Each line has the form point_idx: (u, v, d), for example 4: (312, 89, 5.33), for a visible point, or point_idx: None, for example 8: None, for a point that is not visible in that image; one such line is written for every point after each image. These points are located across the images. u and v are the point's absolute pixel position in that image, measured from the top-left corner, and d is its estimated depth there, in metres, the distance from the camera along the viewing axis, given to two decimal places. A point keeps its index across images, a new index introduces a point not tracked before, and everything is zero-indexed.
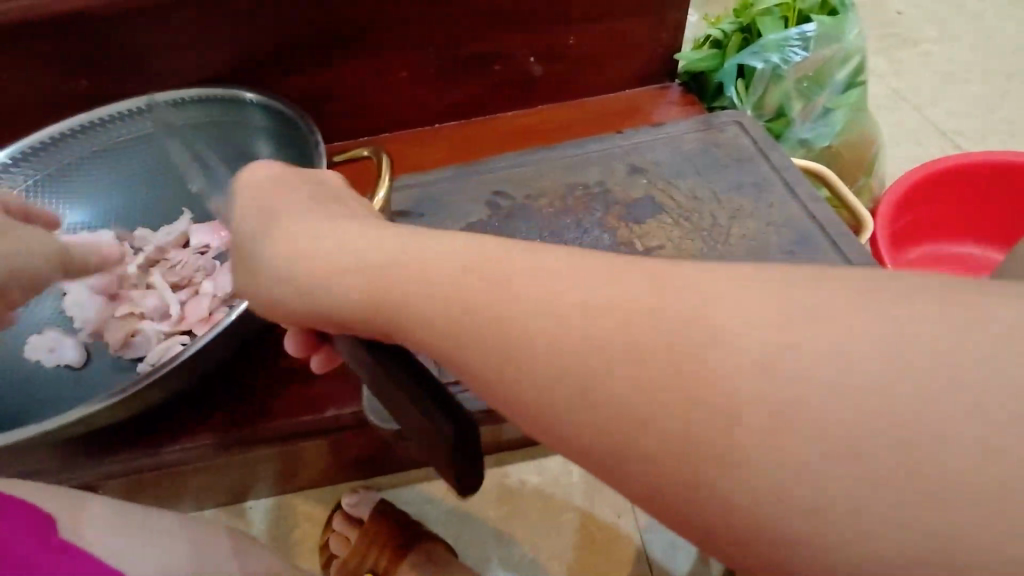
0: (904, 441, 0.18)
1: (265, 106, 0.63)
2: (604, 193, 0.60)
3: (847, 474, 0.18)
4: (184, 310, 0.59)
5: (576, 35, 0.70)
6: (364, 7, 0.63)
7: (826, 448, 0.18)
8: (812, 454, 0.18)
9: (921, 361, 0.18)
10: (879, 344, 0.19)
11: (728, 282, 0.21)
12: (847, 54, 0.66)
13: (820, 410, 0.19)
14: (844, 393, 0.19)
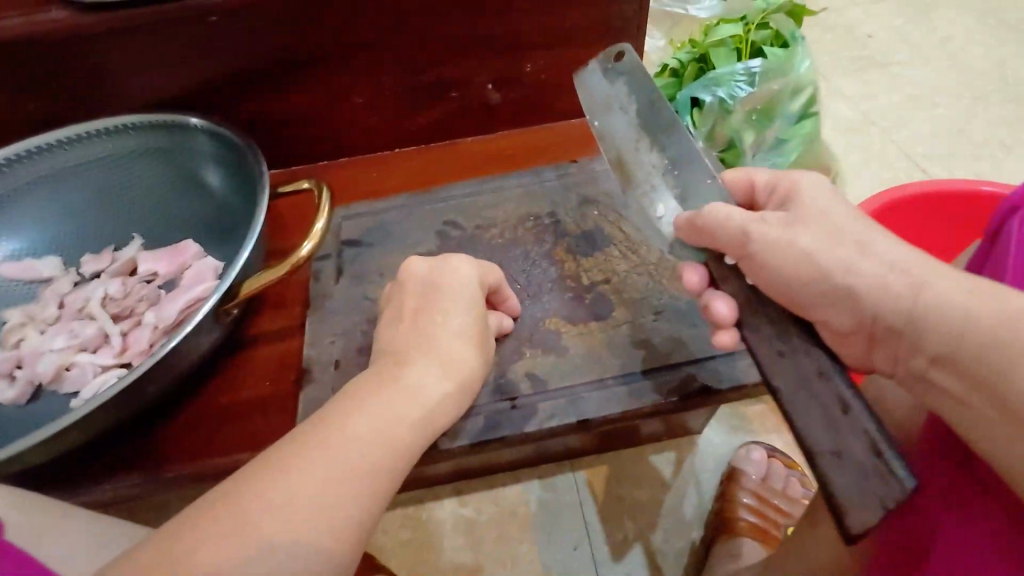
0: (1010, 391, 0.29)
1: (212, 132, 0.62)
2: (550, 227, 0.59)
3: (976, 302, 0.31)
4: (124, 341, 0.58)
5: (533, 61, 0.70)
6: (317, 34, 0.62)
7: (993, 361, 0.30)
8: (985, 340, 0.30)
9: (968, 344, 0.31)
10: (986, 330, 0.30)
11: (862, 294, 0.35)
12: (799, 85, 0.66)
13: (958, 313, 0.31)
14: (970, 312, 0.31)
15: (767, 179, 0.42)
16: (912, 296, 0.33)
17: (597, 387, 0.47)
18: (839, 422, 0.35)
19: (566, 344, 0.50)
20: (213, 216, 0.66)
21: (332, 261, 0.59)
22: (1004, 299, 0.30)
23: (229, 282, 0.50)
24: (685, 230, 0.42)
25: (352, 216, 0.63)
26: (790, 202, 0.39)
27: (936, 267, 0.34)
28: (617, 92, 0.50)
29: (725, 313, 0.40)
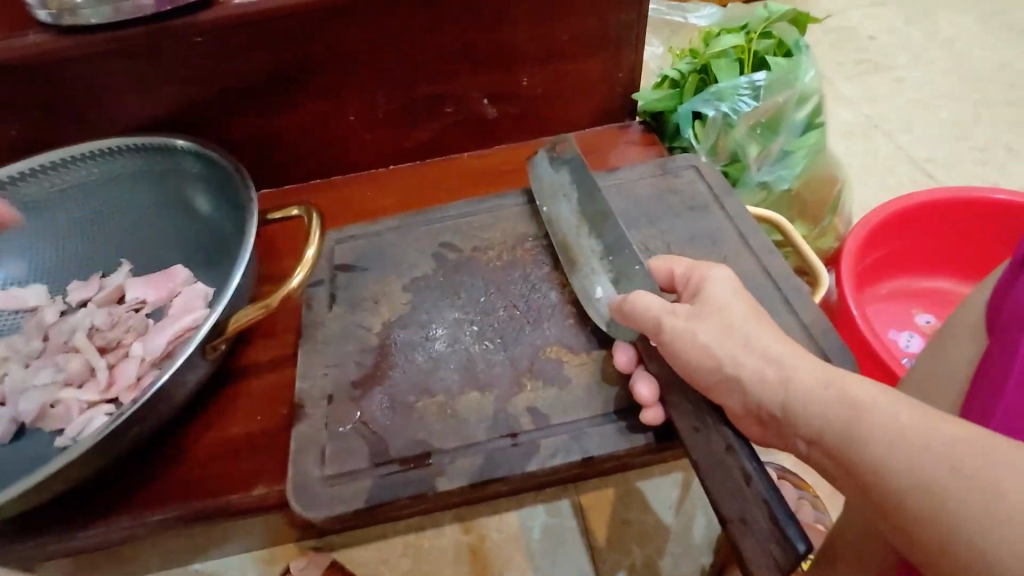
0: (885, 447, 0.32)
1: (198, 152, 0.60)
2: (548, 251, 0.57)
3: (839, 391, 0.35)
4: (111, 376, 0.55)
5: (529, 75, 0.68)
6: (305, 52, 0.61)
7: (870, 432, 0.33)
8: (846, 418, 0.34)
9: (829, 405, 0.35)
10: (840, 400, 0.34)
11: (768, 378, 0.37)
12: (802, 96, 0.64)
13: (835, 391, 0.35)
14: (845, 384, 0.35)
15: (683, 269, 0.46)
16: (784, 388, 0.37)
17: (602, 423, 0.44)
18: (743, 492, 0.38)
19: (569, 375, 0.48)
20: (203, 239, 0.64)
21: (324, 287, 0.57)
22: (858, 381, 0.35)
23: (214, 319, 0.48)
24: (615, 314, 0.46)
25: (344, 238, 0.62)
26: (699, 293, 0.43)
27: (799, 357, 0.38)
28: (567, 182, 0.58)
29: (647, 394, 0.44)
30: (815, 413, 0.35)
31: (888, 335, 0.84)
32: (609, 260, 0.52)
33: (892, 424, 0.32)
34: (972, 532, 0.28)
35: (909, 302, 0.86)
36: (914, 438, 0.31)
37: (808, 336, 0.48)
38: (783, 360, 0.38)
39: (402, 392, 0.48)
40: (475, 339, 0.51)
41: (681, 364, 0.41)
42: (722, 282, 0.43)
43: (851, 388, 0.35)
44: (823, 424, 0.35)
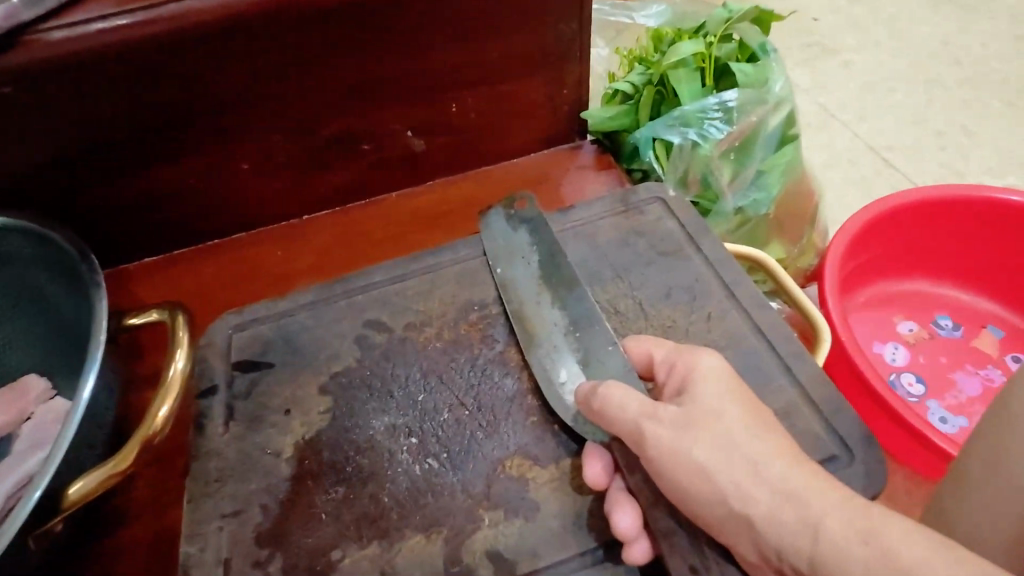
0: None
1: (26, 231, 0.45)
2: (500, 321, 0.46)
3: (875, 538, 0.27)
4: None
5: (460, 101, 0.57)
6: (167, 95, 0.47)
7: None
8: None
9: (868, 560, 0.26)
10: (880, 553, 0.26)
11: (781, 516, 0.29)
12: (774, 108, 0.56)
13: (868, 539, 0.27)
14: (878, 526, 0.27)
15: (661, 353, 0.38)
16: (808, 534, 0.28)
17: (583, 566, 0.35)
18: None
19: (536, 500, 0.37)
20: (57, 338, 0.50)
21: (218, 396, 0.45)
22: (891, 519, 0.27)
23: (40, 493, 0.33)
24: (584, 409, 0.36)
25: (244, 325, 0.48)
26: (686, 389, 0.34)
27: (821, 488, 0.29)
28: (525, 243, 0.48)
29: (629, 527, 0.33)
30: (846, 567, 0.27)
31: (872, 349, 0.78)
32: (575, 335, 0.43)
33: None
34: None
35: (890, 309, 0.81)
36: None
37: (819, 413, 0.40)
38: (797, 490, 0.29)
39: (323, 545, 0.37)
40: (415, 455, 0.40)
41: (670, 487, 0.31)
42: (714, 375, 0.34)
43: (887, 533, 0.27)
44: None
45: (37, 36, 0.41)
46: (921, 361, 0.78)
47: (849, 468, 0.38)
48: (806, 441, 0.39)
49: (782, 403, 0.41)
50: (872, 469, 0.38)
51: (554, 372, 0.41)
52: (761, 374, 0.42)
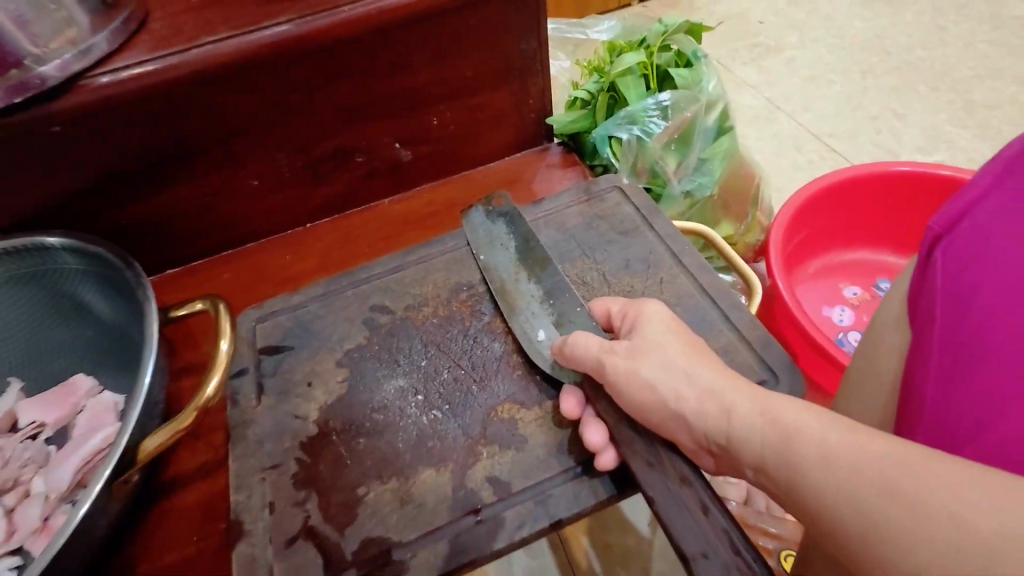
0: (817, 468, 0.31)
1: (78, 250, 0.53)
2: (486, 296, 0.55)
3: (773, 414, 0.34)
4: (11, 522, 0.48)
5: (439, 114, 0.65)
6: (188, 126, 0.55)
7: (804, 454, 0.32)
8: (779, 442, 0.33)
9: (765, 427, 0.34)
10: (776, 421, 0.34)
11: (708, 407, 0.36)
12: (708, 104, 0.66)
13: (767, 415, 0.34)
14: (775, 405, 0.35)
15: (618, 304, 0.47)
16: (726, 420, 0.36)
17: (565, 480, 0.43)
18: (702, 525, 0.37)
19: (525, 435, 0.46)
20: (103, 343, 0.57)
21: (249, 376, 0.52)
22: (787, 402, 0.35)
23: (120, 449, 0.41)
24: (559, 356, 0.45)
25: (266, 316, 0.56)
26: (636, 329, 0.42)
27: (738, 388, 0.37)
28: (505, 232, 0.56)
29: (597, 440, 0.42)
30: (749, 436, 0.35)
31: (822, 312, 0.88)
32: (550, 301, 0.50)
33: (822, 440, 0.32)
34: (896, 547, 0.27)
35: (836, 277, 0.90)
36: (845, 457, 0.30)
37: (752, 350, 0.49)
38: (720, 388, 0.37)
39: (351, 484, 0.45)
40: (422, 408, 0.48)
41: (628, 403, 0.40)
42: (657, 317, 0.42)
43: (782, 409, 0.34)
44: (760, 447, 0.34)
45: (89, 81, 0.49)
46: (865, 320, 0.87)
47: (776, 389, 0.46)
48: (742, 372, 0.48)
49: (723, 343, 0.49)
50: (794, 389, 0.46)
51: (533, 331, 0.50)
52: (705, 322, 0.51)
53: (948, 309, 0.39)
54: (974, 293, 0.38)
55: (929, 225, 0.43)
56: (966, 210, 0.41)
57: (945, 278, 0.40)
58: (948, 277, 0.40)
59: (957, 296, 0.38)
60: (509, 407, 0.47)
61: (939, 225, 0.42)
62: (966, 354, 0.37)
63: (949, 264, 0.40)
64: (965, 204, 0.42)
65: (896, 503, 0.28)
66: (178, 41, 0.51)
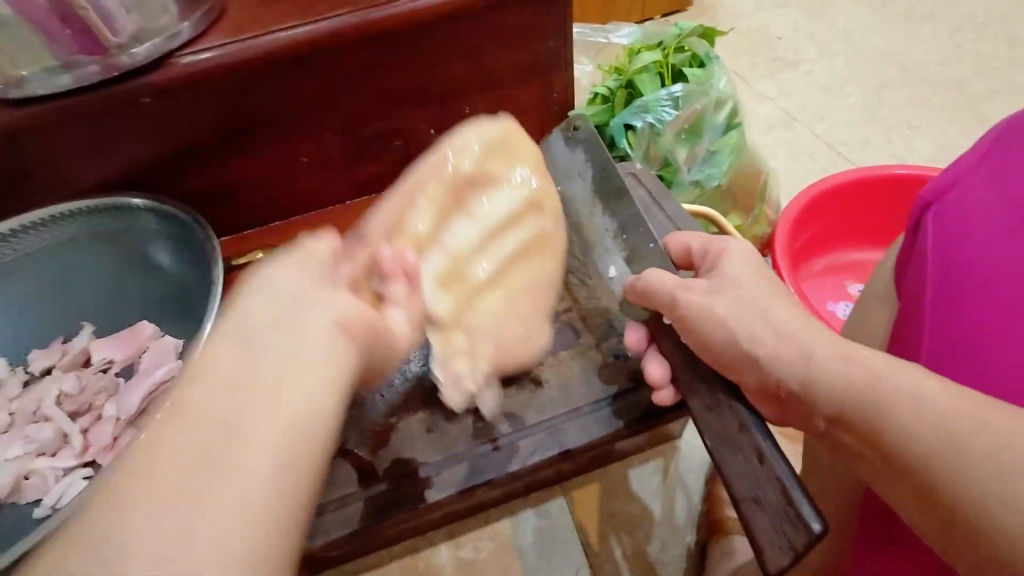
0: (902, 408, 0.32)
1: (155, 209, 0.61)
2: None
3: (852, 359, 0.35)
4: (86, 440, 0.55)
5: (472, 103, 0.72)
6: (253, 103, 0.63)
7: (890, 398, 0.32)
8: (862, 385, 0.34)
9: (846, 369, 0.35)
10: (864, 365, 0.34)
11: (786, 351, 0.37)
12: (719, 101, 0.72)
13: (847, 359, 0.35)
14: (860, 351, 0.35)
15: (700, 243, 0.47)
16: (806, 363, 0.36)
17: (573, 417, 0.50)
18: (758, 469, 0.37)
19: (539, 378, 0.52)
20: (165, 295, 0.64)
21: None
22: (870, 350, 0.35)
23: None
24: (632, 293, 0.48)
25: None
26: (716, 267, 0.44)
27: (821, 333, 0.38)
28: (582, 161, 0.57)
29: (658, 376, 0.46)
30: (834, 380, 0.35)
31: (828, 307, 0.91)
32: (623, 239, 0.53)
33: (910, 382, 0.33)
34: (977, 481, 0.29)
35: (842, 275, 0.94)
36: (931, 398, 0.32)
37: None
38: (806, 332, 0.38)
39: (384, 415, 0.50)
40: None
41: (698, 339, 0.42)
42: (734, 256, 0.44)
43: (866, 355, 0.35)
44: (842, 390, 0.34)
45: (176, 60, 0.56)
46: None
47: None
48: None
49: None
50: None
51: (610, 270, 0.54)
52: None
53: (939, 264, 0.44)
54: (962, 254, 0.43)
55: (921, 196, 0.47)
56: (957, 177, 0.45)
57: (940, 237, 0.44)
58: (942, 240, 0.44)
59: (947, 257, 0.43)
60: (546, 353, 0.53)
61: (931, 195, 0.46)
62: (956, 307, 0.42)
63: (940, 229, 0.45)
64: (953, 176, 0.46)
65: (986, 439, 0.29)
66: (252, 29, 0.59)
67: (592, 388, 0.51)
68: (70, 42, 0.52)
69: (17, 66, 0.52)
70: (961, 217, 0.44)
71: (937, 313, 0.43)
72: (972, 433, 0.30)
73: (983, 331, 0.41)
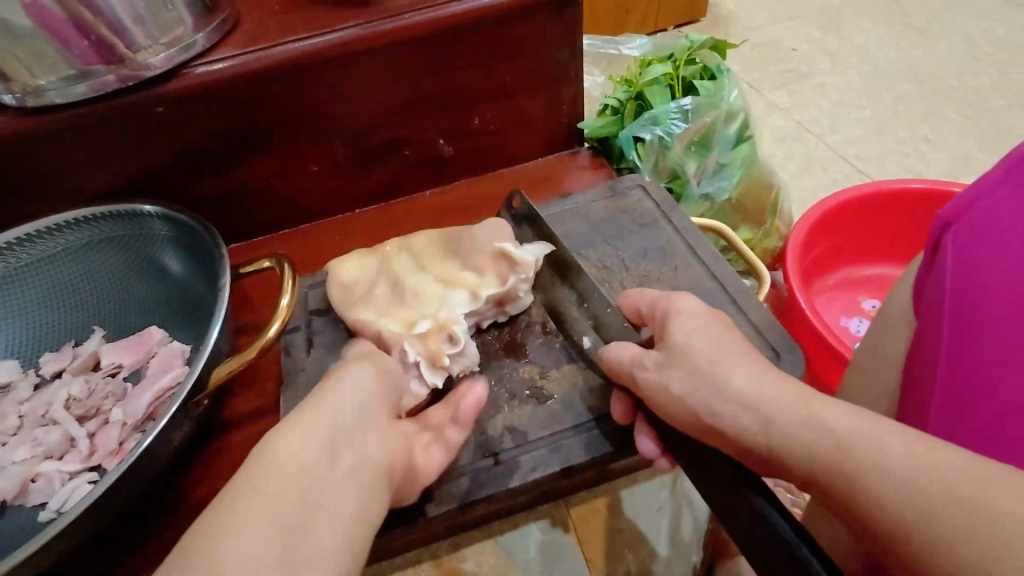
0: (865, 472, 0.33)
1: (166, 217, 0.61)
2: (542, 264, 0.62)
3: (814, 423, 0.36)
4: (93, 443, 0.55)
5: (480, 114, 0.72)
6: (263, 112, 0.63)
7: (853, 464, 0.33)
8: (823, 451, 0.35)
9: (807, 437, 0.35)
10: (824, 431, 0.35)
11: (746, 420, 0.38)
12: (729, 114, 0.71)
13: (808, 423, 0.36)
14: (820, 415, 0.36)
15: (648, 304, 0.48)
16: (767, 431, 0.37)
17: (577, 433, 0.49)
18: (757, 533, 0.38)
19: (544, 392, 0.52)
20: (174, 301, 0.65)
21: (301, 333, 0.59)
22: (828, 410, 0.36)
23: (197, 373, 0.49)
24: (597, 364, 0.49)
25: (318, 283, 0.63)
26: (665, 333, 0.45)
27: (779, 393, 0.38)
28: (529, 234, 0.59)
29: (650, 447, 0.46)
30: (796, 446, 0.36)
31: (840, 323, 0.90)
32: (585, 306, 0.53)
33: (869, 444, 0.33)
34: (951, 545, 0.29)
35: (855, 291, 0.93)
36: (891, 459, 0.32)
37: (758, 333, 0.53)
38: (763, 396, 0.39)
39: None
40: None
41: (662, 410, 0.43)
42: (685, 317, 0.45)
43: (824, 419, 0.36)
44: (808, 457, 0.35)
45: (189, 70, 0.58)
46: None
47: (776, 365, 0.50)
48: None
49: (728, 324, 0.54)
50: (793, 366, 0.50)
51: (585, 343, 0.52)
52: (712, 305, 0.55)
53: (956, 287, 0.43)
54: (984, 275, 0.42)
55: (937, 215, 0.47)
56: (977, 197, 0.45)
57: (957, 257, 0.44)
58: (958, 260, 0.44)
59: (971, 279, 0.43)
60: (547, 370, 0.52)
61: (947, 215, 0.46)
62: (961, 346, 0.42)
63: (957, 249, 0.44)
64: (971, 197, 0.46)
65: (952, 500, 0.30)
66: (264, 41, 0.60)
67: (596, 403, 0.50)
68: (86, 54, 0.52)
69: (33, 75, 0.52)
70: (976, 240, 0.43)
71: (957, 342, 0.42)
72: (934, 496, 0.30)
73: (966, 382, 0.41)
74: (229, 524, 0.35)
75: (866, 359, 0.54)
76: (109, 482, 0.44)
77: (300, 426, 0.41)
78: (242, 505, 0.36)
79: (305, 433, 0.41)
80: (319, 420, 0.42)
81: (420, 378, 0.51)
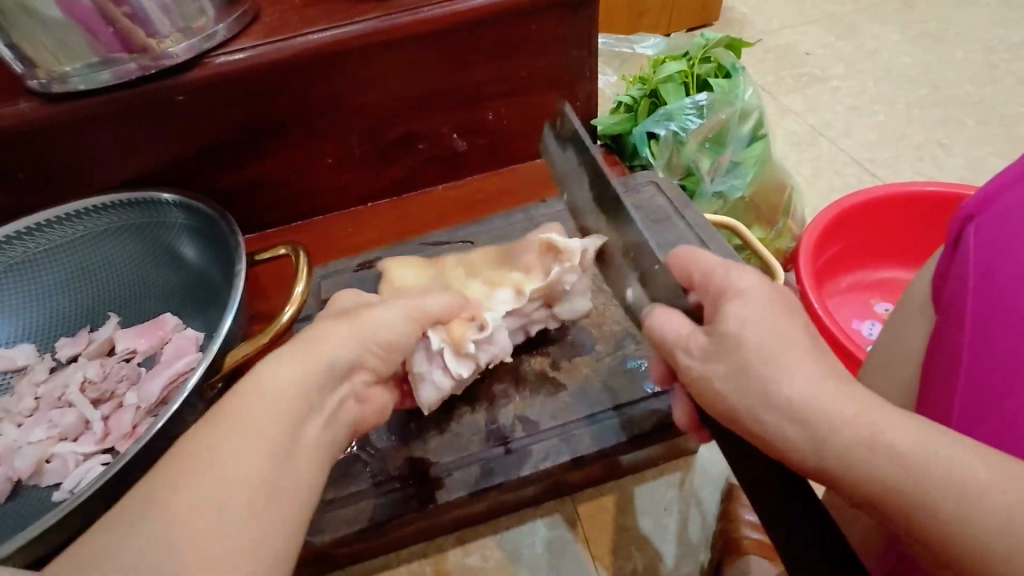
0: (940, 493, 0.28)
1: (184, 205, 0.62)
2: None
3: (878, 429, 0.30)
4: (107, 426, 0.56)
5: (495, 109, 0.73)
6: (281, 103, 0.64)
7: (926, 485, 0.28)
8: (888, 466, 0.29)
9: (875, 452, 0.29)
10: (892, 439, 0.29)
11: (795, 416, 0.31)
12: (744, 112, 0.72)
13: (872, 431, 0.29)
14: (885, 417, 0.30)
15: (701, 274, 0.40)
16: (822, 437, 0.30)
17: (589, 424, 0.49)
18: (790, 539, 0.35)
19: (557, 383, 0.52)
20: (189, 289, 0.65)
21: (314, 321, 0.59)
22: (889, 413, 0.30)
23: (212, 356, 0.49)
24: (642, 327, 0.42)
25: (331, 274, 0.63)
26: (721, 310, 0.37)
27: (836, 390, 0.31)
28: (575, 164, 0.51)
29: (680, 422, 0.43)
30: (856, 458, 0.29)
31: (852, 326, 0.89)
32: (632, 258, 0.45)
33: (942, 462, 0.28)
34: None
35: (868, 294, 0.92)
36: (967, 479, 0.28)
37: None
38: (817, 391, 0.31)
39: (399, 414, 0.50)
40: None
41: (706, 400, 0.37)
42: (751, 297, 0.36)
43: (891, 424, 0.30)
44: (867, 474, 0.29)
45: (210, 61, 0.58)
46: None
47: None
48: None
49: None
50: None
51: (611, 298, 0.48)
52: None
53: (978, 278, 0.43)
54: (1004, 272, 0.41)
55: (962, 207, 0.46)
56: (1004, 186, 0.44)
57: (981, 248, 0.43)
58: (981, 251, 0.43)
59: (992, 269, 0.42)
60: (558, 360, 0.53)
61: (972, 206, 0.45)
62: (981, 339, 0.41)
63: (980, 240, 0.44)
64: (998, 187, 0.45)
65: None
66: (284, 32, 0.60)
67: (608, 395, 0.50)
68: (111, 42, 0.53)
69: (59, 61, 0.53)
70: (1004, 228, 0.42)
71: (977, 336, 0.41)
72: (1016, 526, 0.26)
73: (987, 378, 0.40)
74: (187, 472, 0.29)
75: (881, 357, 0.53)
76: (123, 462, 0.45)
77: (286, 360, 0.36)
78: (207, 454, 0.30)
79: (295, 366, 0.36)
80: (309, 357, 0.37)
81: (443, 368, 0.47)
